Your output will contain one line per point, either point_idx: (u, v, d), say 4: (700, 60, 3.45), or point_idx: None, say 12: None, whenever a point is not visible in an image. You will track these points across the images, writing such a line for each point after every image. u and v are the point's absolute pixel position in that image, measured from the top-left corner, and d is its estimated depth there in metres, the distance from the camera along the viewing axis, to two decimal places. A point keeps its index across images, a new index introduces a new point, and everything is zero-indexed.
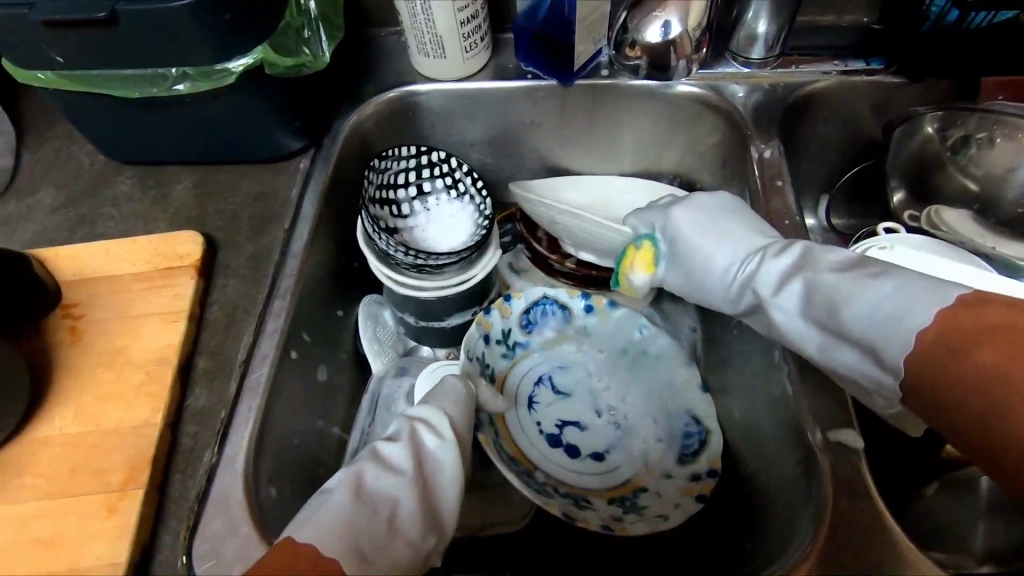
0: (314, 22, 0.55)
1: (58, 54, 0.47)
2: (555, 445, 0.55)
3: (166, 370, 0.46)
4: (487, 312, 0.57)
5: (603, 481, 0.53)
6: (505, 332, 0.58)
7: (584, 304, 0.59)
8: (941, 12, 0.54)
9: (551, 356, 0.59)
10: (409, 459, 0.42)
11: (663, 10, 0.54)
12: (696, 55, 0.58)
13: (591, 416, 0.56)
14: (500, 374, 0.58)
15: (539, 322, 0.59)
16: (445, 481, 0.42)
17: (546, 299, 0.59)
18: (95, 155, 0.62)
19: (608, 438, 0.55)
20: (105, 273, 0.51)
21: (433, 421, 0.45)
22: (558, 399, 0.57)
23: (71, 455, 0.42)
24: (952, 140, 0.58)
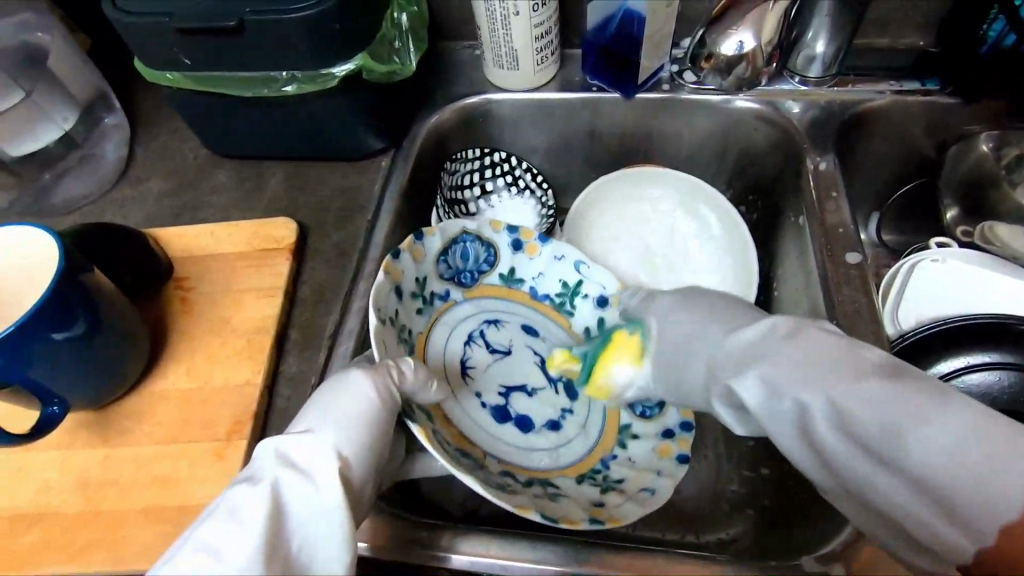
0: (404, 34, 0.61)
1: (187, 57, 0.54)
2: (504, 420, 0.56)
3: (265, 339, 0.51)
4: (398, 259, 0.53)
5: (564, 455, 0.55)
6: (420, 281, 0.56)
7: (509, 239, 0.59)
8: (999, 36, 0.58)
9: (476, 304, 0.59)
10: (268, 520, 0.34)
11: (738, 27, 0.59)
12: (766, 69, 0.63)
13: (535, 376, 0.58)
14: (420, 334, 0.56)
15: (460, 266, 0.58)
16: (325, 543, 0.34)
17: (465, 235, 0.58)
18: (199, 149, 0.69)
19: (561, 398, 0.57)
20: (211, 252, 0.56)
21: (311, 459, 0.37)
22: (494, 361, 0.58)
23: (184, 407, 0.48)
24: (1006, 159, 0.60)
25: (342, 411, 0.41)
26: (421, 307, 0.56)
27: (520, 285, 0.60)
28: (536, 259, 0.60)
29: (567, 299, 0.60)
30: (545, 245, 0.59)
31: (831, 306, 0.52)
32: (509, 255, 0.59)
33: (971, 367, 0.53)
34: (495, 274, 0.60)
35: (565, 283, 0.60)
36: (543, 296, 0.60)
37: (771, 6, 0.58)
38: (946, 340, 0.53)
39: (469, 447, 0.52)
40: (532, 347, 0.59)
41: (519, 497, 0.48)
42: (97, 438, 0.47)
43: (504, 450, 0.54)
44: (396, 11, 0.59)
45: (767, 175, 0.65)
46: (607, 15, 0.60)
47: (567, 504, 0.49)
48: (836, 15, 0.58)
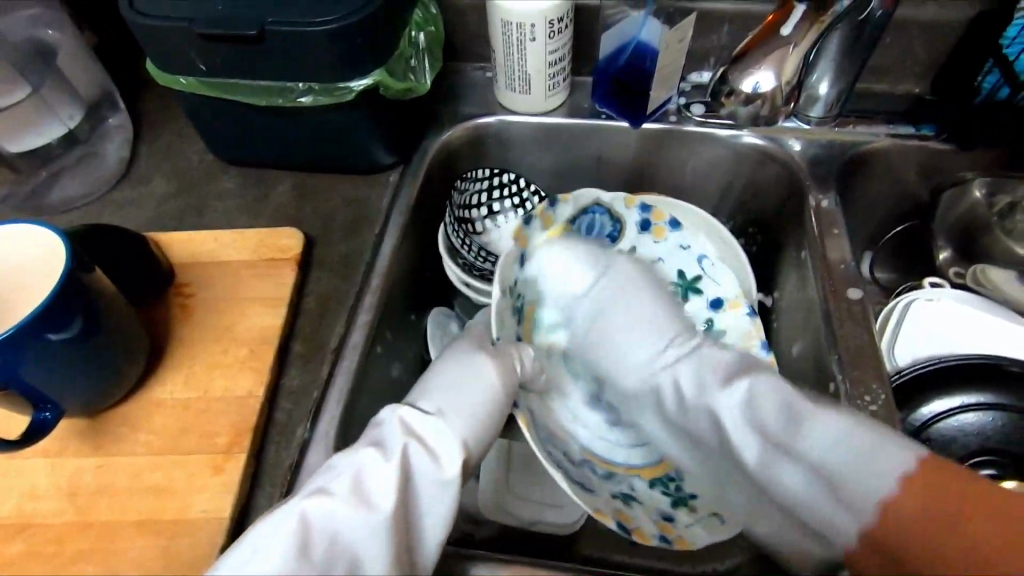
0: (420, 52, 0.61)
1: (203, 62, 0.54)
2: (595, 408, 0.56)
3: (268, 349, 0.50)
4: (527, 225, 0.59)
5: (641, 455, 0.55)
6: (546, 249, 0.59)
7: (638, 216, 0.63)
8: (993, 88, 0.62)
9: None
10: (395, 489, 0.37)
11: (759, 67, 0.60)
12: (785, 108, 0.63)
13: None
14: (530, 300, 0.58)
15: (585, 237, 0.62)
16: (434, 517, 0.38)
17: (594, 208, 0.62)
18: (204, 154, 0.68)
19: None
20: (215, 258, 0.56)
21: (440, 442, 0.39)
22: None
23: (182, 416, 0.47)
24: (999, 206, 0.65)
25: (461, 382, 0.42)
26: (535, 275, 0.59)
27: (637, 267, 0.63)
28: (660, 242, 0.63)
29: (682, 291, 0.63)
30: (674, 230, 0.63)
31: (833, 340, 0.53)
32: (636, 235, 0.63)
33: (966, 406, 0.54)
34: (618, 250, 0.63)
35: (685, 272, 0.63)
36: (661, 281, 0.63)
37: (791, 49, 0.58)
38: (940, 379, 0.55)
39: (563, 438, 0.55)
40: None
41: (597, 499, 0.52)
42: (89, 445, 0.46)
43: (592, 439, 0.56)
44: (413, 29, 0.60)
45: (770, 209, 0.66)
46: (619, 44, 0.64)
47: (639, 514, 0.52)
48: (842, 59, 0.60)
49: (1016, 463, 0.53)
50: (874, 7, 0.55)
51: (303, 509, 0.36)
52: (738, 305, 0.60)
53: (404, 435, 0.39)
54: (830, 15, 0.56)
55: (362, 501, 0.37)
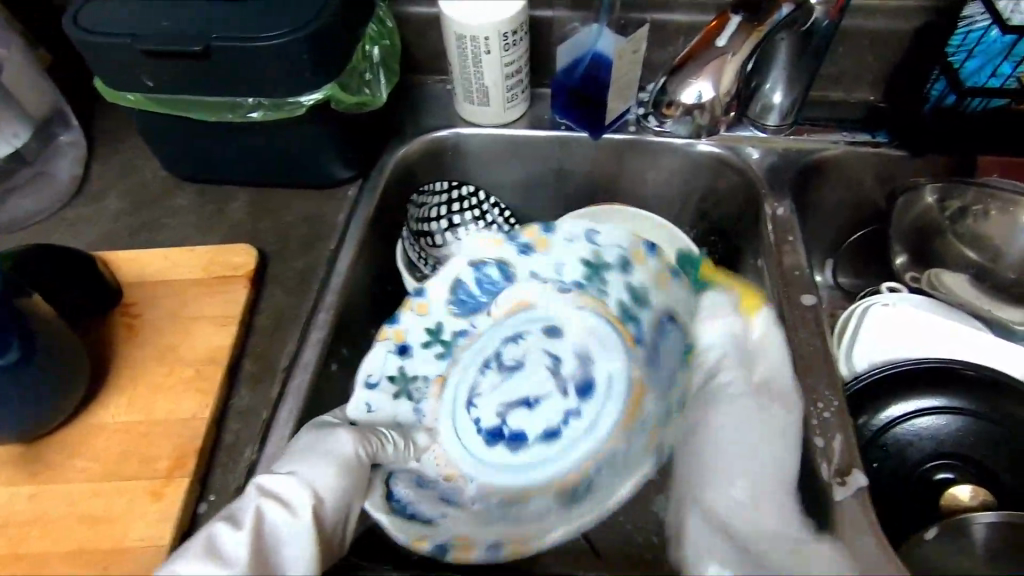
0: (375, 67, 0.61)
1: (149, 78, 0.53)
2: (496, 440, 0.55)
3: (217, 370, 0.49)
4: (392, 322, 0.55)
5: (555, 467, 0.55)
6: (433, 325, 0.57)
7: (519, 250, 0.58)
8: (940, 96, 0.60)
9: (504, 322, 0.59)
10: (250, 543, 0.38)
11: (699, 76, 0.61)
12: (725, 118, 0.64)
13: (544, 386, 0.57)
14: (437, 377, 0.57)
15: (473, 295, 0.58)
16: (299, 564, 0.39)
17: (470, 266, 0.58)
18: (159, 170, 0.68)
19: (568, 401, 0.57)
20: (165, 276, 0.55)
21: (291, 495, 0.41)
22: (502, 380, 0.57)
23: (125, 440, 0.46)
24: (950, 210, 0.62)
25: (316, 447, 0.44)
26: (442, 352, 0.58)
27: (548, 285, 0.60)
28: (551, 253, 0.59)
29: (592, 279, 0.60)
30: (553, 235, 0.58)
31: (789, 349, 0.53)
32: (524, 261, 0.59)
33: (920, 410, 0.55)
34: (517, 286, 0.59)
35: (586, 261, 0.59)
36: (569, 283, 0.60)
37: (730, 58, 0.58)
38: (895, 384, 0.55)
39: (456, 475, 0.54)
40: (547, 350, 0.58)
41: (466, 526, 0.51)
42: (25, 473, 0.45)
43: (483, 475, 0.54)
44: (367, 44, 0.60)
45: (729, 217, 0.66)
46: (575, 57, 0.65)
47: (514, 529, 0.51)
48: (792, 69, 0.60)
49: (974, 468, 0.52)
50: (818, 18, 0.55)
51: (173, 568, 0.37)
52: (665, 276, 0.59)
53: (255, 496, 0.41)
54: (767, 24, 0.56)
55: (222, 555, 0.38)
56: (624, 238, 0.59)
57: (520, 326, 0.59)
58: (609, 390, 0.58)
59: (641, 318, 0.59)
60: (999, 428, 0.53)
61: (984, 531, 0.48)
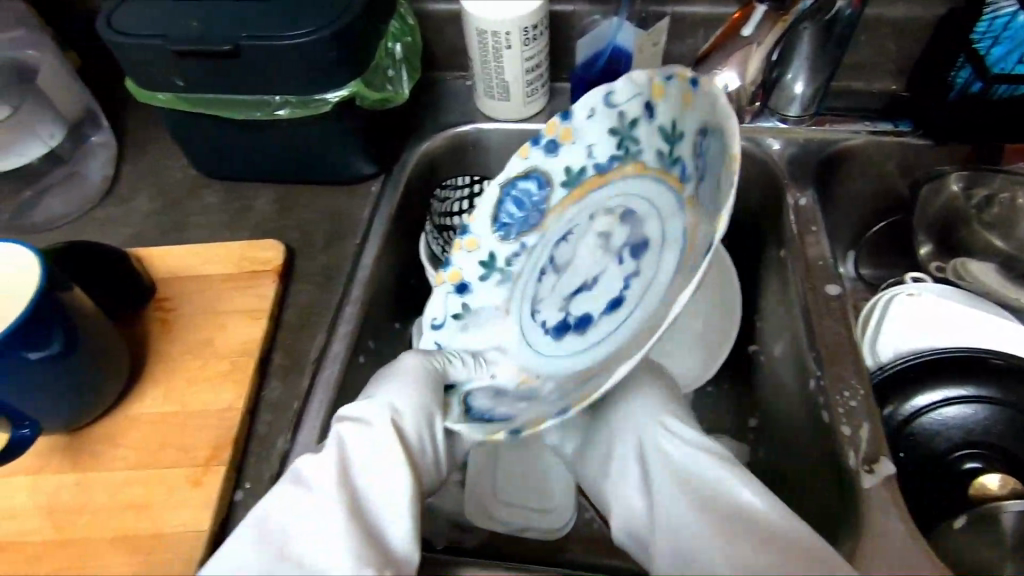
0: (397, 63, 0.62)
1: (179, 79, 0.54)
2: (562, 329, 0.55)
3: (249, 362, 0.51)
4: (444, 268, 0.53)
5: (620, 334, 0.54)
6: (490, 255, 0.52)
7: (549, 144, 0.50)
8: (965, 83, 0.59)
9: (558, 223, 0.53)
10: (334, 467, 0.39)
11: (725, 66, 0.61)
12: (750, 107, 0.64)
13: (597, 254, 0.54)
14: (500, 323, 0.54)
15: (517, 216, 0.51)
16: (389, 477, 0.39)
17: (507, 188, 0.50)
18: (187, 169, 0.69)
19: (626, 267, 0.54)
20: (196, 272, 0.56)
21: (370, 416, 0.42)
22: (561, 280, 0.55)
23: (163, 429, 0.47)
24: (975, 198, 0.62)
25: (393, 375, 0.45)
26: (500, 280, 0.53)
27: (585, 173, 0.51)
28: (576, 142, 0.50)
29: (624, 141, 0.51)
30: (570, 121, 0.50)
31: (812, 339, 0.53)
32: (552, 163, 0.50)
33: (947, 399, 0.54)
34: (559, 187, 0.51)
35: (623, 118, 0.50)
36: (607, 161, 0.52)
37: (755, 48, 0.60)
38: (921, 373, 0.55)
39: (528, 377, 0.54)
40: (599, 228, 0.54)
41: (541, 408, 0.51)
42: (68, 461, 0.47)
43: (546, 348, 0.55)
44: (389, 40, 0.60)
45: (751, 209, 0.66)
46: (596, 49, 0.64)
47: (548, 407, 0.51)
48: (814, 58, 0.60)
49: (1003, 457, 0.52)
50: (840, 7, 0.56)
51: (263, 508, 0.38)
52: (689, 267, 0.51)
53: (336, 426, 0.42)
54: (792, 14, 0.57)
55: (310, 485, 0.39)
56: (640, 84, 0.49)
57: (579, 239, 0.54)
58: (663, 204, 0.54)
59: (682, 154, 0.52)
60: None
61: (1014, 520, 0.48)
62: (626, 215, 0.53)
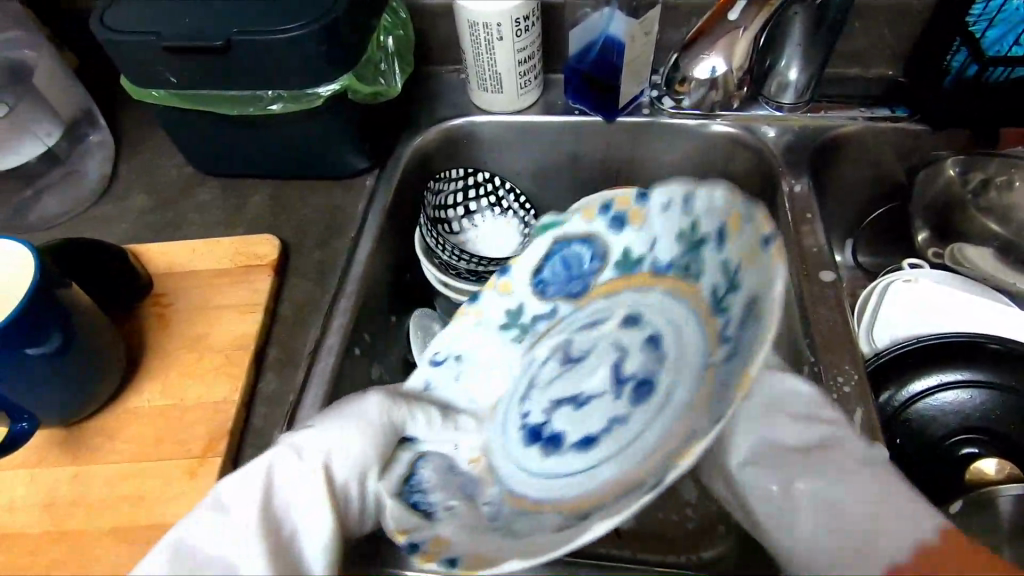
0: (389, 57, 0.62)
1: (172, 75, 0.55)
2: (533, 440, 0.51)
3: (245, 355, 0.51)
4: (471, 300, 0.51)
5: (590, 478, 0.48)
6: (513, 309, 0.52)
7: (609, 221, 0.49)
8: (961, 67, 0.59)
9: (597, 305, 0.52)
10: (260, 492, 0.39)
11: (711, 52, 0.61)
12: (737, 93, 0.64)
13: (597, 386, 0.51)
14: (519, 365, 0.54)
15: (563, 278, 0.51)
16: (315, 512, 0.39)
17: (557, 245, 0.50)
18: (184, 167, 0.70)
19: (620, 405, 0.50)
20: (193, 267, 0.56)
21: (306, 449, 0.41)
22: (564, 369, 0.53)
23: (160, 423, 0.48)
24: (972, 183, 0.61)
25: (346, 413, 0.44)
26: (520, 337, 0.53)
27: (641, 266, 0.50)
28: (643, 228, 0.49)
29: (688, 254, 0.48)
30: (647, 206, 0.48)
31: (807, 326, 0.53)
32: (614, 238, 0.50)
33: (944, 384, 0.54)
34: (609, 269, 0.51)
35: (683, 229, 0.48)
36: (665, 266, 0.49)
37: (742, 32, 0.59)
38: (919, 358, 0.55)
39: (477, 468, 0.49)
40: (608, 345, 0.52)
41: (455, 526, 0.44)
42: (67, 455, 0.47)
43: (521, 461, 0.50)
44: (381, 34, 0.60)
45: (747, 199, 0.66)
46: (587, 41, 0.64)
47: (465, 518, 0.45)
48: (807, 44, 0.59)
49: (1001, 442, 0.52)
50: None
51: (180, 531, 0.38)
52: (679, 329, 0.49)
53: (272, 452, 0.41)
54: None
55: (225, 505, 0.40)
56: (699, 210, 0.47)
57: (607, 322, 0.52)
58: (670, 399, 0.47)
59: (706, 274, 0.47)
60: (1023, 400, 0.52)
61: (1011, 504, 0.48)
62: (642, 385, 0.50)
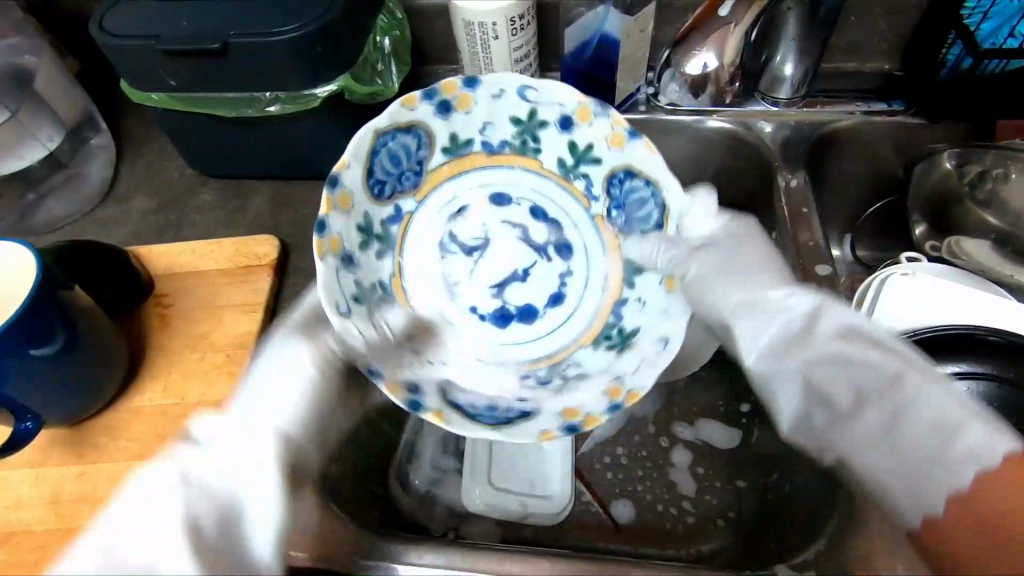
0: (387, 57, 0.63)
1: (171, 78, 0.55)
2: (507, 321, 0.56)
3: (245, 355, 0.52)
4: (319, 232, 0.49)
5: (574, 325, 0.56)
6: (364, 220, 0.53)
7: (438, 107, 0.53)
8: (956, 59, 0.59)
9: (450, 188, 0.56)
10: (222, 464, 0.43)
11: (702, 48, 0.63)
12: (730, 88, 0.65)
13: (525, 258, 0.57)
14: (392, 277, 0.56)
15: (393, 170, 0.54)
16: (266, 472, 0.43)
17: (383, 138, 0.52)
18: (184, 169, 0.70)
19: (556, 264, 0.57)
20: (193, 268, 0.57)
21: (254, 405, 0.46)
22: (473, 261, 0.57)
23: (161, 422, 0.49)
24: (969, 175, 0.61)
25: (279, 367, 0.48)
26: (381, 246, 0.55)
27: (472, 146, 0.56)
28: (473, 113, 0.54)
29: (526, 137, 0.56)
30: (474, 91, 0.53)
31: None
32: (438, 122, 0.54)
33: None
34: (437, 155, 0.55)
35: (517, 117, 0.55)
36: (500, 143, 0.56)
37: (732, 28, 0.61)
38: None
39: (491, 362, 0.55)
40: (506, 219, 0.57)
41: (548, 407, 0.51)
42: (70, 454, 0.48)
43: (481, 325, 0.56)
44: (377, 35, 0.61)
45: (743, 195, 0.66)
46: (584, 39, 0.64)
47: (580, 394, 0.52)
48: (803, 38, 0.60)
49: None
50: None
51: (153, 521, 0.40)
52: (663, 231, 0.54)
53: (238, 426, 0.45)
54: None
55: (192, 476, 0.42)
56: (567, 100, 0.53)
57: (450, 189, 0.56)
58: (589, 243, 0.57)
59: (589, 172, 0.56)
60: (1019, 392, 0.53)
61: None
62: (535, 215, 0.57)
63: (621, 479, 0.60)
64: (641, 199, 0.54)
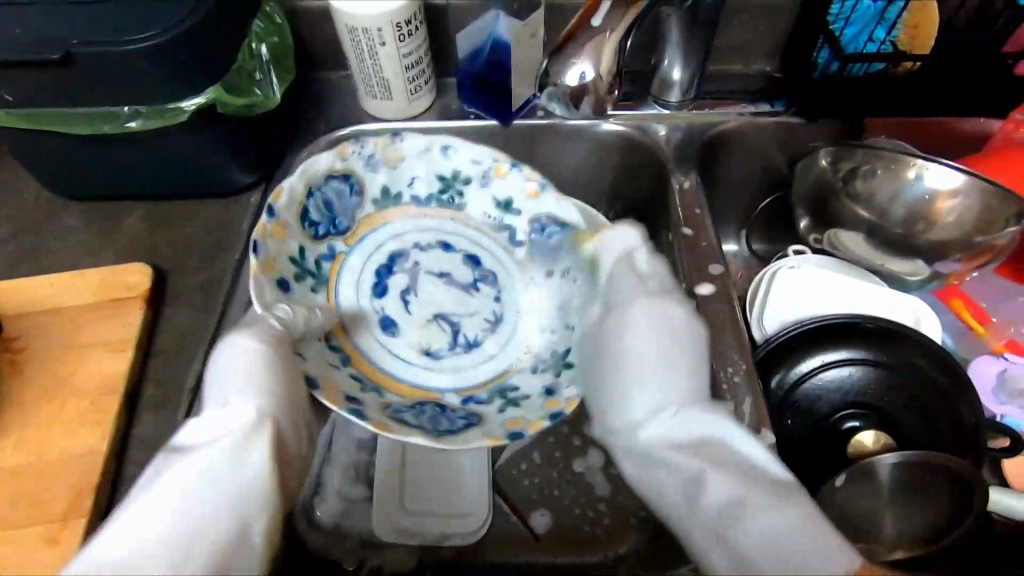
0: (266, 65, 0.59)
1: (8, 92, 0.49)
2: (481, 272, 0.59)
3: (113, 399, 0.47)
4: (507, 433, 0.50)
5: (472, 215, 0.61)
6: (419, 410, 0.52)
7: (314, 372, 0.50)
8: (825, 63, 0.63)
9: (373, 341, 0.56)
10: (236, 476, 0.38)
11: (579, 58, 0.58)
12: (610, 97, 0.63)
13: (435, 266, 0.59)
14: (500, 377, 0.55)
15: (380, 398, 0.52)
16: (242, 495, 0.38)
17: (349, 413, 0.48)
18: (40, 191, 0.63)
19: (432, 252, 0.60)
20: (51, 305, 0.51)
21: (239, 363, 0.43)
22: (445, 304, 0.58)
23: (13, 483, 0.44)
24: (843, 171, 0.63)
25: (247, 356, 0.43)
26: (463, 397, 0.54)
27: (335, 343, 0.54)
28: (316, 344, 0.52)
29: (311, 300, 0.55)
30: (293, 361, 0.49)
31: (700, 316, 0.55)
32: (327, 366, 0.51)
33: (827, 364, 0.58)
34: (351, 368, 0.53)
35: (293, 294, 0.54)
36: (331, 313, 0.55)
37: (607, 36, 0.57)
38: (801, 341, 0.58)
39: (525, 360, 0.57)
40: (405, 291, 0.58)
41: (513, 222, 0.61)
42: None
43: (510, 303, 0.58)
44: (254, 41, 0.57)
45: (642, 196, 0.67)
46: (477, 45, 0.64)
47: (516, 198, 0.60)
48: (688, 44, 0.61)
49: (879, 415, 0.56)
50: None
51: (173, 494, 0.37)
52: (374, 167, 0.59)
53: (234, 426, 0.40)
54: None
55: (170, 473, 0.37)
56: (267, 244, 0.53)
57: (375, 346, 0.56)
58: (401, 224, 0.60)
59: (325, 236, 0.57)
60: (895, 374, 0.57)
61: (888, 469, 0.51)
62: (394, 256, 0.59)
63: (538, 485, 0.60)
64: (336, 192, 0.58)
